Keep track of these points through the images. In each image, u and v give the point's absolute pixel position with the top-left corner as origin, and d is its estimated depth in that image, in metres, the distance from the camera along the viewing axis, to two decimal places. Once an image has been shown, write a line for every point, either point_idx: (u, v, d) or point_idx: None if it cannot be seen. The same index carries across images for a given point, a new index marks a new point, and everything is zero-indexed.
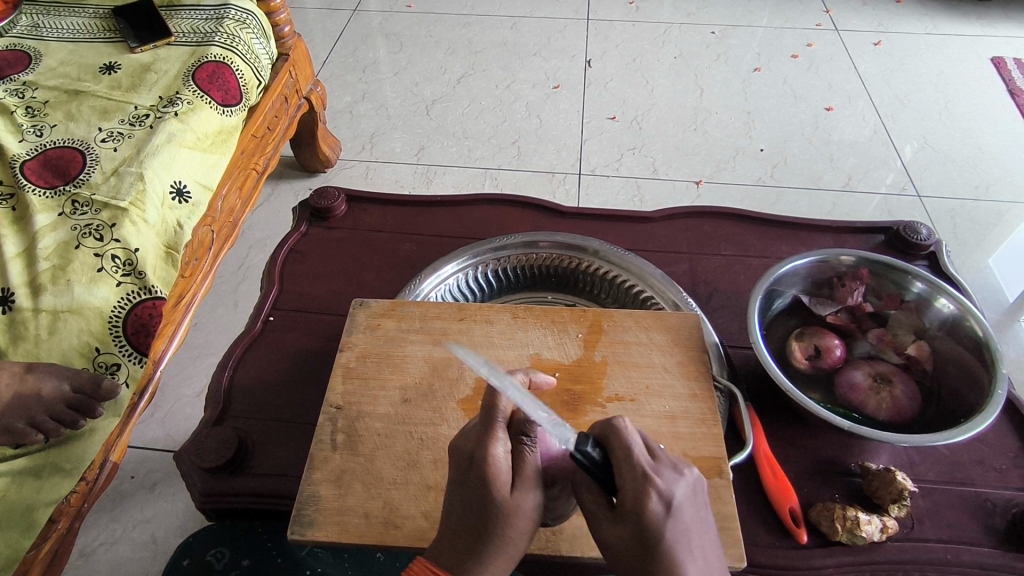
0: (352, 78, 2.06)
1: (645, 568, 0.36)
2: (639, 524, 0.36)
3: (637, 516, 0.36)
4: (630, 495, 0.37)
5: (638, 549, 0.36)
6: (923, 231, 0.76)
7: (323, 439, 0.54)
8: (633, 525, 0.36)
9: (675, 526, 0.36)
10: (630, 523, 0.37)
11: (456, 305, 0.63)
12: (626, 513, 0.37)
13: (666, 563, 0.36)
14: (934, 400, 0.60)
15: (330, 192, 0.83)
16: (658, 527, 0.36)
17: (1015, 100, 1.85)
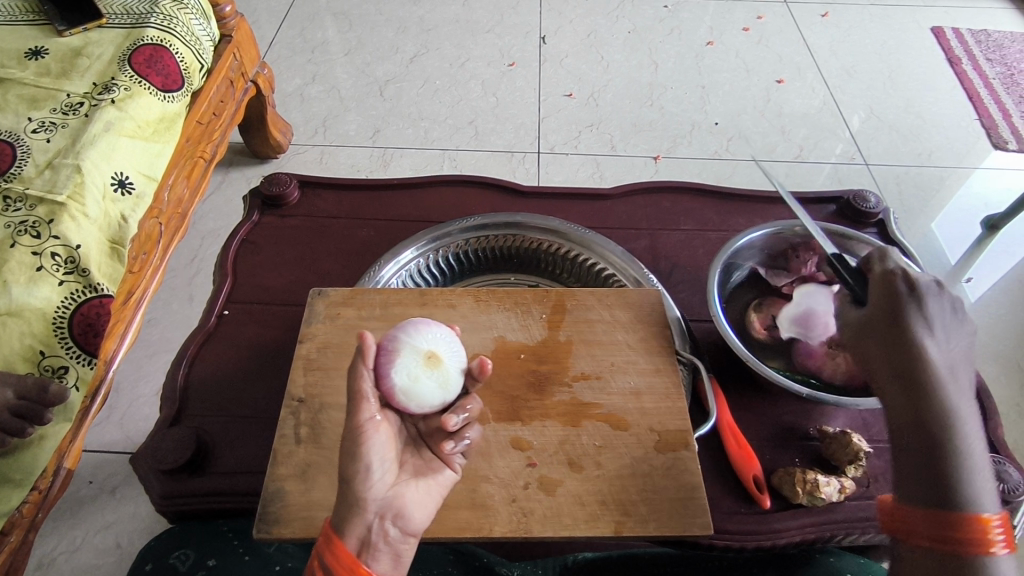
0: (301, 59, 1.99)
1: (898, 337, 0.45)
2: (887, 301, 0.47)
3: (895, 297, 0.46)
4: (889, 281, 0.48)
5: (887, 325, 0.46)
6: (873, 200, 0.78)
7: (286, 434, 0.52)
8: (884, 305, 0.47)
9: (916, 306, 0.46)
10: (881, 301, 0.47)
11: (417, 290, 0.62)
12: (884, 296, 0.47)
13: (922, 337, 0.45)
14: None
15: (281, 178, 0.81)
16: (901, 303, 0.46)
17: (954, 68, 1.91)
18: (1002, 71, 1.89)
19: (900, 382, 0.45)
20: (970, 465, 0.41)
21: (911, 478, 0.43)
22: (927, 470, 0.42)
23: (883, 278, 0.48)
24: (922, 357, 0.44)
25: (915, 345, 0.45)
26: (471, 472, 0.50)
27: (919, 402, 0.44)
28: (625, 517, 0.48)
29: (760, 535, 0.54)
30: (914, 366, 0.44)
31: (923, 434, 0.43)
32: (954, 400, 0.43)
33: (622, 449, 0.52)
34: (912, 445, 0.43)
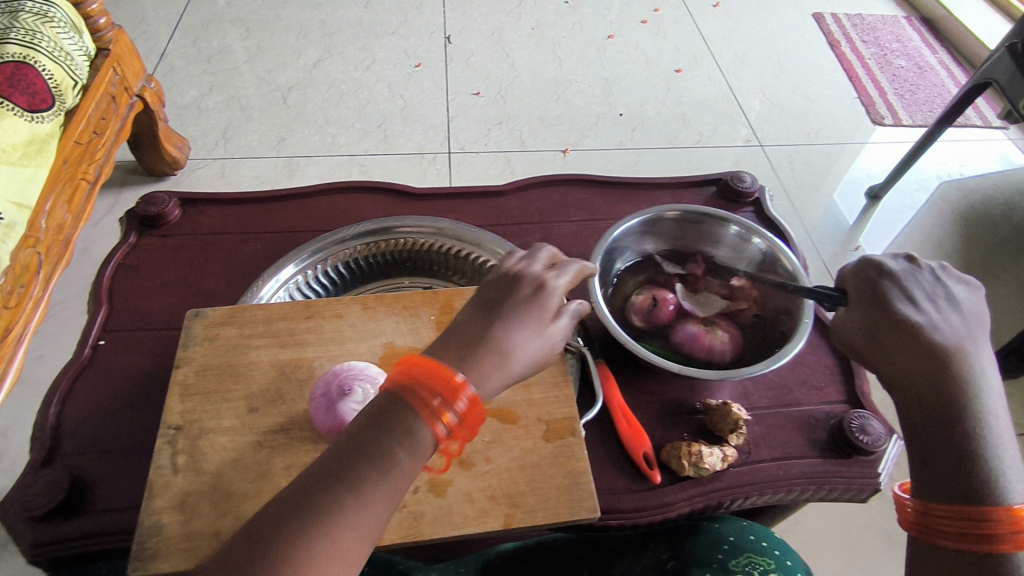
0: (196, 69, 1.91)
1: (888, 325, 0.52)
2: (882, 296, 0.53)
3: (879, 290, 0.53)
4: (892, 275, 0.54)
5: (874, 313, 0.53)
6: (748, 180, 0.82)
7: (162, 464, 0.50)
8: (877, 299, 0.53)
9: (916, 294, 0.53)
10: (876, 298, 0.53)
11: (302, 302, 0.61)
12: (867, 291, 0.54)
13: (925, 320, 0.51)
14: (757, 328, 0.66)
15: (159, 197, 0.77)
16: (898, 292, 0.53)
17: (835, 50, 2.03)
18: (876, 51, 2.03)
19: (914, 368, 0.50)
20: (990, 437, 0.48)
21: (935, 454, 0.49)
22: (953, 443, 0.48)
23: (871, 271, 0.55)
24: (927, 340, 0.50)
25: (919, 327, 0.51)
26: None
27: (927, 382, 0.50)
28: (515, 509, 0.49)
29: (653, 510, 0.56)
30: (921, 346, 0.50)
31: (955, 421, 0.48)
32: (977, 378, 0.49)
33: (512, 443, 0.52)
34: (930, 422, 0.49)
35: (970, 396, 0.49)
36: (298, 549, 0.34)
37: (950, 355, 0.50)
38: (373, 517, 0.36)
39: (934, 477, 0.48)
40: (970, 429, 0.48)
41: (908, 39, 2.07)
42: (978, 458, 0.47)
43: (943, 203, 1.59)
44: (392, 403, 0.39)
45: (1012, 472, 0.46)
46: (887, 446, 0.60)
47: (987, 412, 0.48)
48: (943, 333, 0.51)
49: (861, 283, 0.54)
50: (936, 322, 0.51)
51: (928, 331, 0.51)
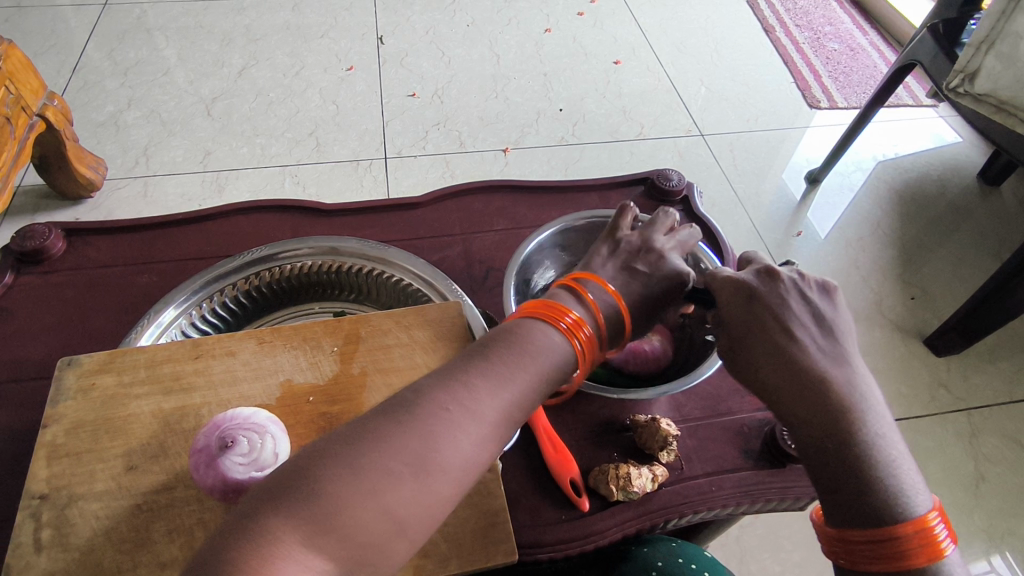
0: (113, 83, 1.80)
1: (767, 358, 0.48)
2: (750, 320, 0.49)
3: (750, 318, 0.49)
4: (755, 294, 0.50)
5: (747, 344, 0.49)
6: (674, 178, 0.79)
7: (23, 541, 0.44)
8: (745, 324, 0.49)
9: (783, 313, 0.49)
10: (743, 323, 0.49)
11: (191, 341, 0.55)
12: (741, 317, 0.50)
13: (798, 345, 0.47)
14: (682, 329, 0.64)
15: (38, 230, 0.70)
16: (763, 314, 0.49)
17: (770, 36, 2.04)
18: (810, 35, 2.05)
19: (796, 404, 0.46)
20: (883, 461, 0.43)
21: (830, 494, 0.44)
22: (849, 482, 0.43)
23: (735, 292, 0.50)
24: (805, 369, 0.46)
25: (792, 353, 0.47)
26: None
27: (813, 416, 0.45)
28: (423, 559, 0.45)
29: (581, 540, 0.53)
30: (800, 378, 0.46)
31: (848, 452, 0.43)
32: (861, 398, 0.45)
33: None
34: (825, 464, 0.44)
35: (859, 423, 0.44)
36: (325, 523, 0.36)
37: (829, 379, 0.46)
38: (424, 484, 0.39)
39: (836, 516, 0.43)
40: (863, 459, 0.43)
41: (839, 21, 2.10)
42: (874, 495, 0.42)
43: (879, 183, 1.61)
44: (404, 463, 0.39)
45: (910, 495, 0.42)
46: None
47: (873, 434, 0.44)
48: (816, 355, 0.47)
49: (731, 305, 0.50)
50: (809, 345, 0.47)
51: (801, 356, 0.47)
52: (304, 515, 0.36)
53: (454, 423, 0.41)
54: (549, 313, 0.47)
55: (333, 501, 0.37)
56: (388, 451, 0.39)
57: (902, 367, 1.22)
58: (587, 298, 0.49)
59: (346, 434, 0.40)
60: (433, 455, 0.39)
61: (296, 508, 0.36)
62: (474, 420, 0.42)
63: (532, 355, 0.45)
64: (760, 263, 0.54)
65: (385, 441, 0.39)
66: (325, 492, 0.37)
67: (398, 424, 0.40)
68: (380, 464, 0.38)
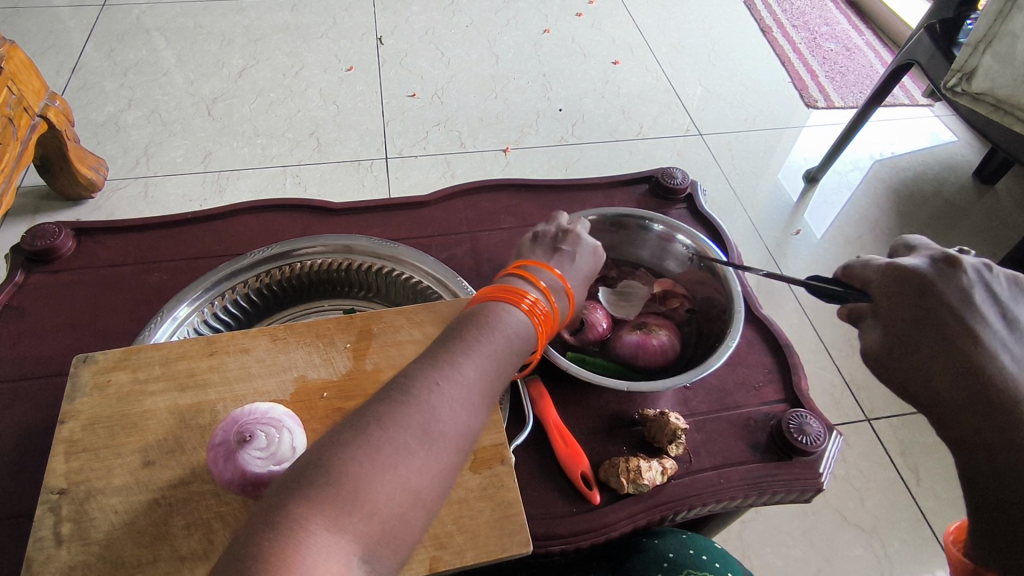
0: (112, 84, 1.80)
1: (935, 361, 0.48)
2: (925, 320, 0.49)
3: (918, 319, 0.49)
4: (933, 292, 0.49)
5: (912, 345, 0.49)
6: (678, 175, 0.80)
7: (44, 536, 0.45)
8: (919, 324, 0.49)
9: (969, 316, 0.48)
10: (917, 322, 0.49)
11: (205, 338, 0.56)
12: (907, 317, 0.50)
13: (984, 349, 0.46)
14: (692, 323, 0.64)
15: (47, 229, 0.70)
16: (943, 314, 0.48)
17: (768, 36, 2.05)
18: (807, 35, 2.06)
19: (975, 412, 0.46)
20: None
21: (1003, 509, 0.44)
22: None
23: (915, 288, 0.50)
24: (985, 374, 0.46)
25: (975, 357, 0.46)
26: None
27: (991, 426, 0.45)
28: (440, 551, 0.45)
29: (593, 532, 0.53)
30: (980, 385, 0.46)
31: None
32: None
33: None
34: (994, 474, 0.44)
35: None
36: (346, 503, 0.37)
37: (1020, 388, 0.45)
38: (428, 457, 0.41)
39: (1000, 530, 0.44)
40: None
41: (835, 21, 2.11)
42: None
43: (877, 182, 1.62)
44: (407, 436, 0.41)
45: None
46: (828, 444, 0.59)
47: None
48: (1004, 362, 0.46)
49: (897, 305, 0.51)
50: (995, 348, 0.46)
51: (989, 361, 0.46)
52: (330, 497, 0.37)
53: (446, 398, 0.43)
54: (510, 295, 0.51)
55: (351, 481, 0.38)
56: (393, 432, 0.41)
57: None
58: (538, 280, 0.54)
59: (348, 419, 0.41)
60: (433, 430, 0.42)
61: (320, 491, 0.37)
62: (462, 391, 0.44)
63: (500, 332, 0.48)
64: (931, 253, 0.54)
65: (388, 420, 0.41)
66: (342, 475, 0.38)
67: (399, 406, 0.42)
68: (389, 443, 0.40)
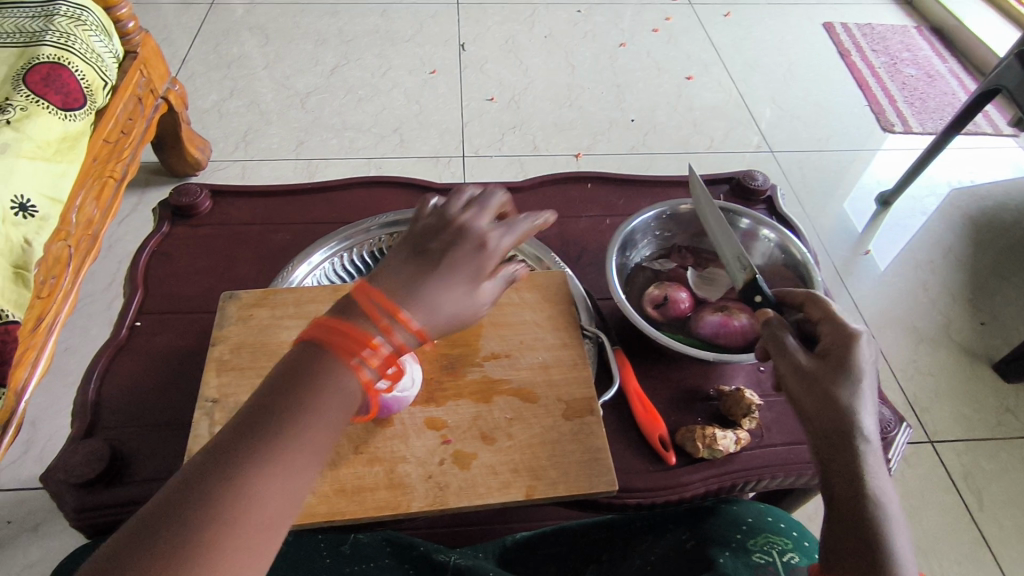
0: (217, 75, 1.95)
1: (836, 400, 0.46)
2: (845, 356, 0.47)
3: (843, 355, 0.47)
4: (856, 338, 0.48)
5: (831, 379, 0.47)
6: (760, 178, 0.84)
7: (201, 434, 0.53)
8: (836, 358, 0.47)
9: (868, 367, 0.48)
10: (832, 354, 0.48)
11: (331, 286, 0.64)
12: (829, 352, 0.48)
13: (859, 396, 0.46)
14: None
15: (190, 189, 0.80)
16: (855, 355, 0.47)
17: (846, 59, 2.06)
18: (887, 60, 2.05)
19: (827, 442, 0.46)
20: (890, 525, 0.43)
21: (839, 537, 0.43)
22: (859, 544, 0.42)
23: (839, 326, 0.49)
24: (858, 428, 0.45)
25: (849, 397, 0.46)
26: (388, 453, 0.52)
27: (849, 468, 0.45)
28: (536, 482, 0.51)
29: (667, 490, 0.58)
30: (847, 434, 0.45)
31: (863, 508, 0.43)
32: (883, 467, 0.45)
33: (532, 420, 0.54)
34: (842, 507, 0.44)
35: (881, 498, 0.44)
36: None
37: (869, 447, 0.45)
38: (251, 534, 0.34)
39: (836, 563, 0.42)
40: (872, 523, 0.42)
41: (917, 47, 2.10)
42: (886, 555, 0.41)
43: (953, 209, 1.60)
44: (221, 512, 0.34)
45: (911, 571, 0.41)
46: (899, 432, 0.61)
47: (893, 518, 0.43)
48: (866, 411, 0.46)
49: (828, 340, 0.49)
50: (870, 408, 0.47)
51: (861, 404, 0.46)
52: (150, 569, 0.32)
53: (278, 466, 0.36)
54: (347, 337, 0.39)
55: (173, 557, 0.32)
56: (203, 515, 0.34)
57: (966, 389, 1.22)
58: (379, 305, 0.40)
59: (190, 476, 0.35)
60: (254, 506, 0.35)
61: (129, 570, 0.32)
62: (295, 455, 0.37)
63: (325, 400, 0.38)
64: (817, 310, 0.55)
65: (212, 490, 0.35)
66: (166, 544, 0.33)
67: (220, 479, 0.35)
68: (208, 516, 0.34)
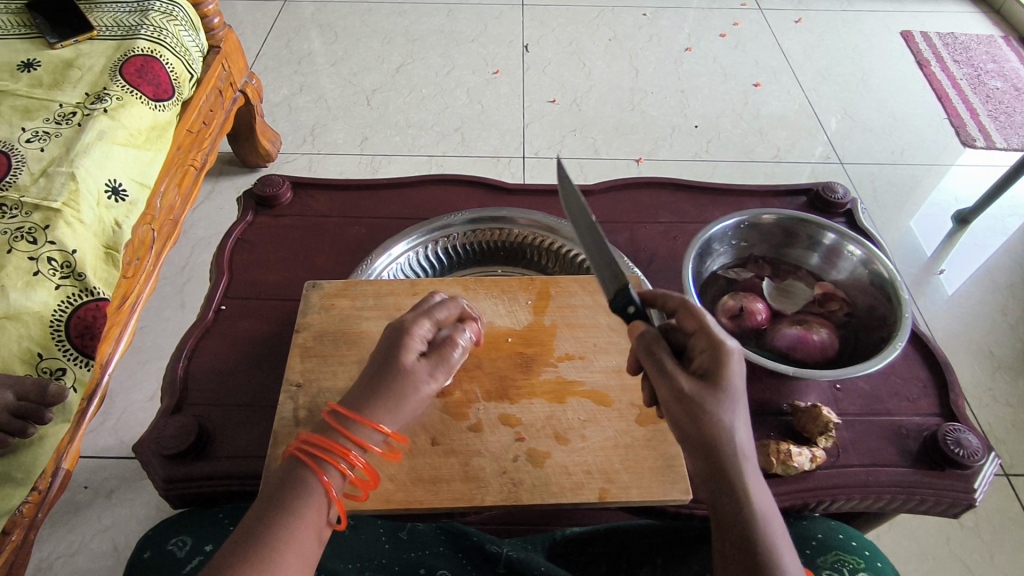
0: (288, 70, 2.02)
1: (713, 421, 0.44)
2: (717, 378, 0.45)
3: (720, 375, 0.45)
4: (729, 357, 0.46)
5: (709, 402, 0.44)
6: (840, 191, 0.82)
7: (286, 416, 0.55)
8: (711, 378, 0.45)
9: (740, 387, 0.45)
10: (707, 375, 0.45)
11: (409, 281, 0.65)
12: (706, 373, 0.45)
13: (732, 419, 0.44)
14: (850, 328, 0.65)
15: (274, 180, 0.83)
16: (727, 376, 0.45)
17: (924, 70, 1.98)
18: (969, 72, 1.96)
19: (708, 467, 0.44)
20: (776, 547, 0.42)
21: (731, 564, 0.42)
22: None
23: (714, 344, 0.46)
24: (730, 451, 0.44)
25: (722, 422, 0.44)
26: (462, 446, 0.53)
27: (730, 491, 0.43)
28: (609, 485, 0.51)
29: None
30: (722, 457, 0.44)
31: (749, 535, 0.42)
32: (760, 487, 0.44)
33: (605, 423, 0.55)
34: (730, 532, 0.42)
35: (763, 516, 0.43)
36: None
37: (747, 465, 0.44)
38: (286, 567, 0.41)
39: None
40: (758, 549, 0.41)
41: (1003, 59, 1.99)
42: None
43: None
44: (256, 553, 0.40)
45: None
46: (985, 462, 0.59)
47: (778, 538, 0.42)
48: (739, 433, 0.44)
49: (703, 358, 0.46)
50: (745, 424, 0.45)
51: (734, 426, 0.44)
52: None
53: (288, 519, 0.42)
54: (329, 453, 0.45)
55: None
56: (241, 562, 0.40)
57: None
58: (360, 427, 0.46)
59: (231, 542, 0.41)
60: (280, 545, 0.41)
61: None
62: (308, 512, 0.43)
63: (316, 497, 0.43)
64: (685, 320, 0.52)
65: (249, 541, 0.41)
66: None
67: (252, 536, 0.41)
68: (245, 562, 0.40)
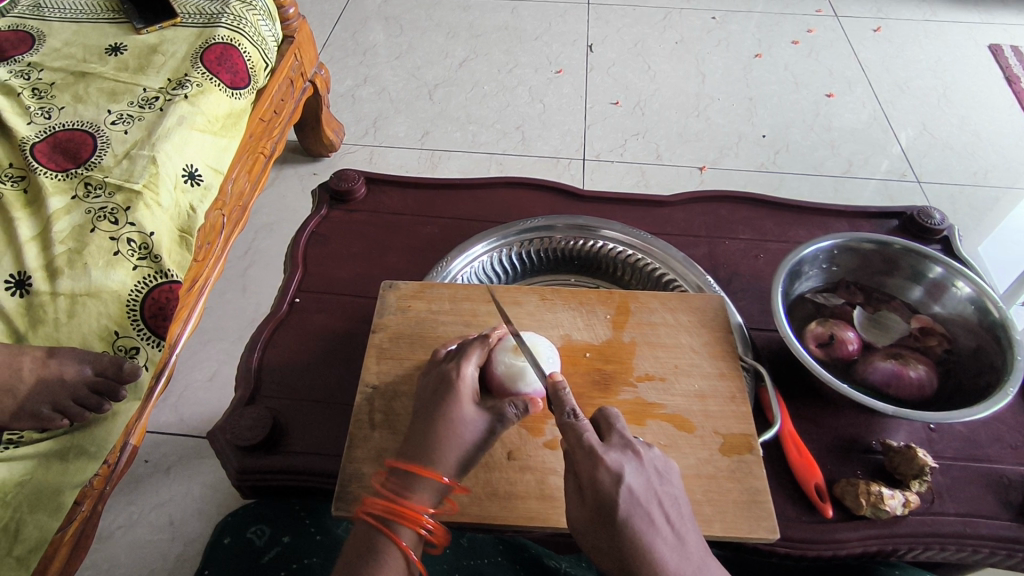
0: (353, 62, 2.04)
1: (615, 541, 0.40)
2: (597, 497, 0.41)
3: (595, 491, 0.41)
4: (598, 471, 0.42)
5: (601, 526, 0.41)
6: (937, 216, 0.78)
7: (362, 418, 0.54)
8: (595, 499, 0.41)
9: (631, 497, 0.41)
10: (590, 495, 0.42)
11: (485, 287, 0.64)
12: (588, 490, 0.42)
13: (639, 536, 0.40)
14: (949, 367, 0.61)
15: (349, 174, 0.83)
16: (605, 493, 0.41)
17: (1012, 87, 1.87)
18: None
19: None
20: None
21: None
22: None
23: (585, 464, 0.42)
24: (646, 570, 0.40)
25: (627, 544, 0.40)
26: (539, 463, 0.52)
27: None
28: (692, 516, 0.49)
29: (821, 544, 0.54)
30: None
31: None
32: None
33: (687, 450, 0.53)
34: None
35: None
36: None
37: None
38: None
39: None
40: None
41: None
42: None
43: None
44: None
45: None
46: None
47: None
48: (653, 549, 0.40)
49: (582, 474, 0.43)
50: (652, 532, 0.41)
51: (643, 545, 0.40)
52: None
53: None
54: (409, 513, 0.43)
55: None
56: None
57: None
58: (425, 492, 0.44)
59: None
60: None
61: None
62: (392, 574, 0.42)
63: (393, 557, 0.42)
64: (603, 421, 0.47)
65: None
66: None
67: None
68: None
